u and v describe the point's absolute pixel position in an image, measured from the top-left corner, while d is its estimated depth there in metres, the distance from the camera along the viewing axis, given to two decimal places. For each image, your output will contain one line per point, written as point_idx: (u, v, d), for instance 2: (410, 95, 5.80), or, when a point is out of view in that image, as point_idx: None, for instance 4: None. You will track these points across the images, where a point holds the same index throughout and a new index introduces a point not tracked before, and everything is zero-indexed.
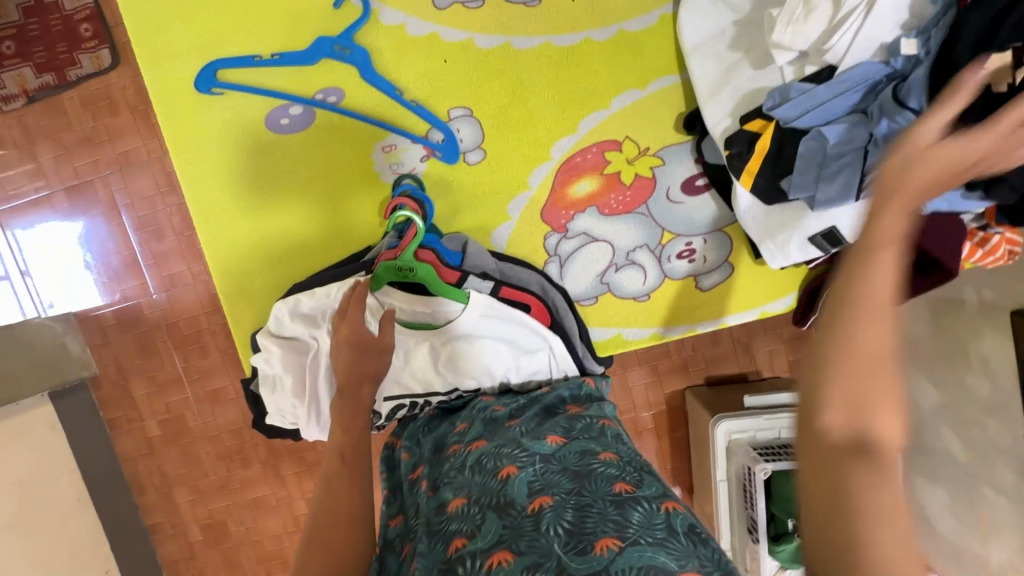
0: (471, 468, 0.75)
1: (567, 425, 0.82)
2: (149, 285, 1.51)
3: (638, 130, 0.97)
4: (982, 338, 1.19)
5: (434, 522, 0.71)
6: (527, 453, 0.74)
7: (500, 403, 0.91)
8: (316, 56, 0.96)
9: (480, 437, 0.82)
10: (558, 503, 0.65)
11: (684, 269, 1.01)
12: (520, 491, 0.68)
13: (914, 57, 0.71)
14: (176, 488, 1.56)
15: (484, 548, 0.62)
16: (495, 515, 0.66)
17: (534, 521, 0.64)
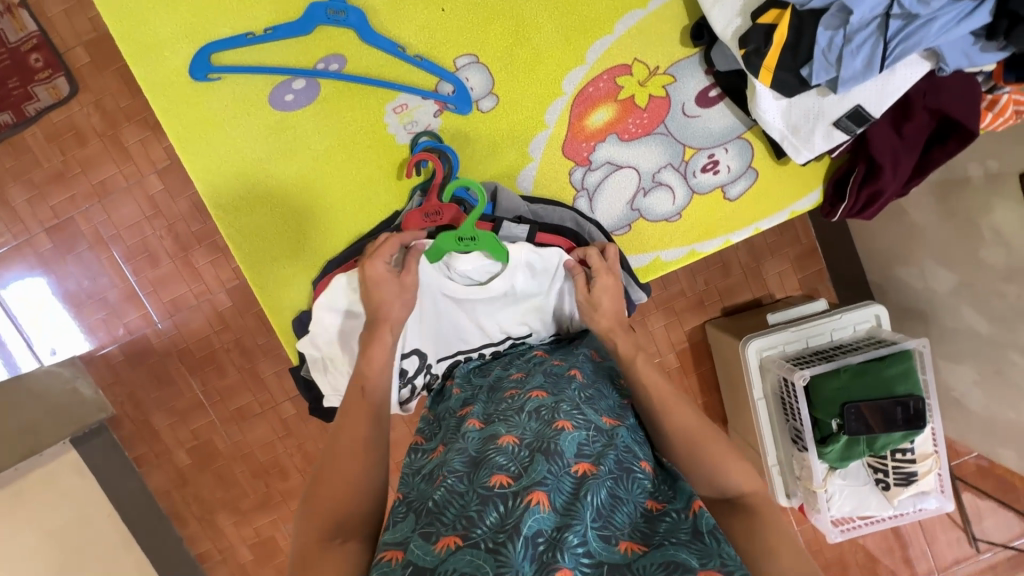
0: (529, 412, 0.75)
1: (619, 410, 0.83)
2: (151, 312, 1.78)
3: (646, 50, 0.97)
4: (992, 209, 1.23)
5: (477, 451, 0.72)
6: (585, 416, 0.75)
7: (558, 360, 0.91)
8: (310, 25, 0.92)
9: (538, 387, 0.82)
10: (601, 477, 0.67)
11: (711, 181, 1.02)
12: (569, 448, 0.69)
13: None
14: (210, 478, 1.88)
15: (525, 487, 0.63)
16: (543, 459, 0.67)
17: (575, 482, 0.65)
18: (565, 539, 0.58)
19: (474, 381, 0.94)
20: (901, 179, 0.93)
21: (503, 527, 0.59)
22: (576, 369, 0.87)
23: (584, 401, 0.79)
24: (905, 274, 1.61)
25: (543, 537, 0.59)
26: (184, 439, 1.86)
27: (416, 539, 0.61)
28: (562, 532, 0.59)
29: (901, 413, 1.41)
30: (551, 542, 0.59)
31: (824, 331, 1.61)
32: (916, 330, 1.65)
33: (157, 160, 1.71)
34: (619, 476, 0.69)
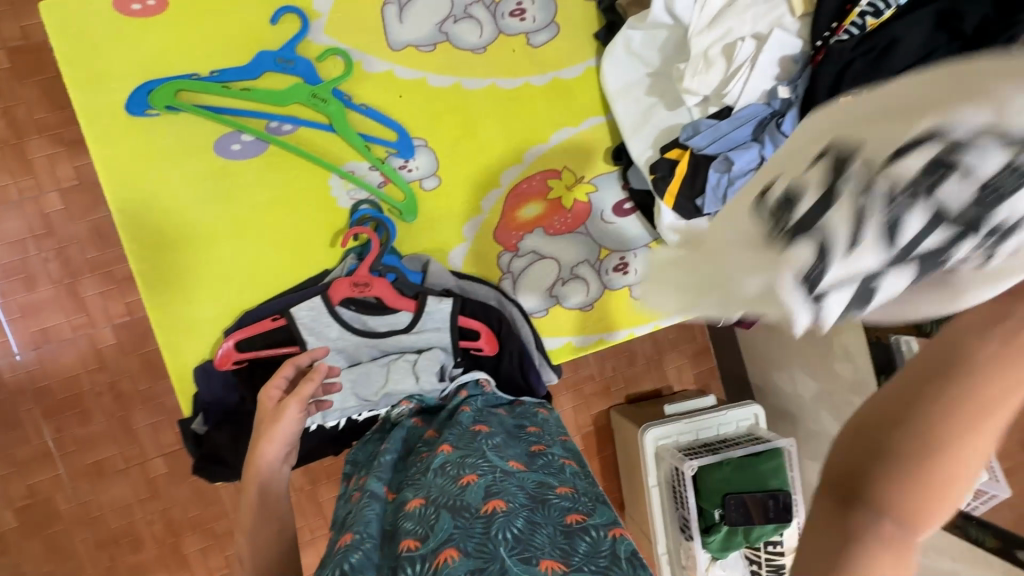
0: (434, 471, 0.74)
1: (530, 454, 0.82)
2: (14, 341, 1.58)
3: (575, 161, 1.12)
4: (841, 330, 1.48)
5: (388, 523, 0.69)
6: (489, 461, 0.74)
7: (468, 408, 0.90)
8: (259, 69, 0.97)
9: (447, 443, 0.81)
10: (512, 512, 0.65)
11: (621, 280, 1.15)
12: (475, 496, 0.67)
13: (787, 100, 0.89)
14: (41, 548, 1.59)
15: (434, 548, 0.61)
16: (449, 515, 0.65)
17: (484, 525, 0.63)
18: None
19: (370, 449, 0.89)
20: None
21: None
22: (484, 423, 0.87)
23: (490, 449, 0.78)
24: (779, 379, 1.84)
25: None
26: (16, 496, 1.58)
27: None
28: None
29: (771, 506, 1.54)
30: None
31: (711, 426, 1.76)
32: (787, 430, 1.86)
33: (63, 179, 1.60)
34: (535, 507, 0.68)
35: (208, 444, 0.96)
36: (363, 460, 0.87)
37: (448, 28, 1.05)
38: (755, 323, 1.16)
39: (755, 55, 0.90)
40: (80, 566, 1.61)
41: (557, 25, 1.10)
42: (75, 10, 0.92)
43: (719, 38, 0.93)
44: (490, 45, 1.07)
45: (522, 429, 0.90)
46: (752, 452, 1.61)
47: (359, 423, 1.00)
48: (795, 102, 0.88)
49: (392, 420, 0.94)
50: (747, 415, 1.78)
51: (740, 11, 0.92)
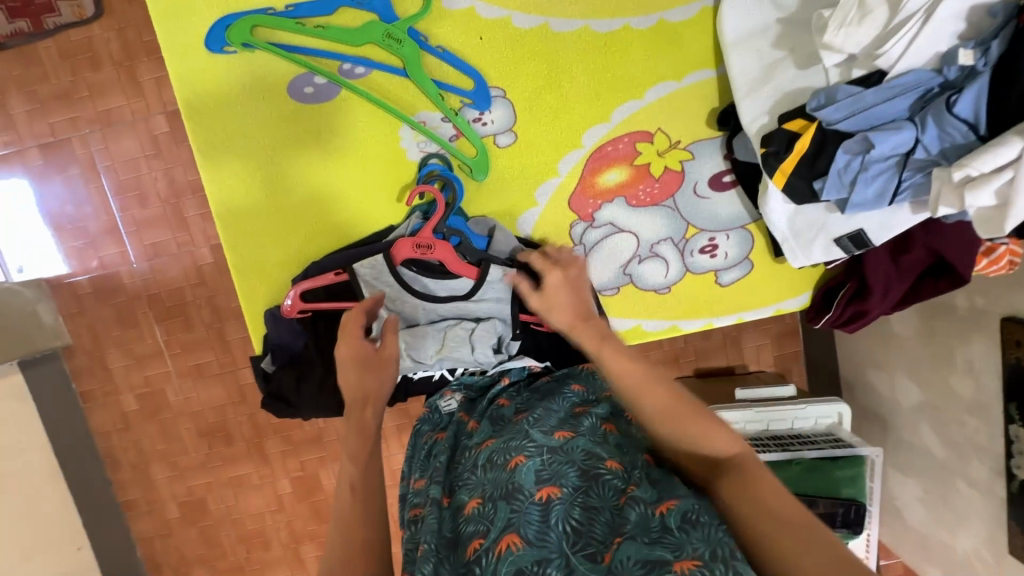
0: (483, 465, 0.75)
1: (574, 413, 0.81)
2: (130, 253, 1.75)
3: (672, 123, 0.97)
4: (969, 341, 1.26)
5: (450, 527, 0.71)
6: (534, 441, 0.74)
7: (504, 399, 0.92)
8: (333, 3, 0.91)
9: (489, 436, 0.81)
10: (565, 499, 0.66)
11: (706, 263, 1.03)
12: (527, 479, 0.69)
13: (968, 67, 0.69)
14: (154, 432, 1.84)
15: (499, 537, 0.64)
16: (505, 504, 0.67)
17: (541, 512, 0.65)
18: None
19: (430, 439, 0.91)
20: (889, 303, 0.94)
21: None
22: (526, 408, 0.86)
23: (533, 426, 0.77)
24: (875, 379, 1.64)
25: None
26: (136, 385, 1.82)
27: None
28: (542, 569, 0.60)
29: (841, 514, 1.43)
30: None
31: (786, 418, 1.63)
32: (873, 434, 1.68)
33: (168, 103, 1.69)
34: (588, 486, 0.68)
35: (276, 382, 1.01)
36: (420, 451, 0.90)
37: None
38: (860, 329, 1.00)
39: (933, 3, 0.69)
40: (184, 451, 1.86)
41: None
42: None
43: None
44: None
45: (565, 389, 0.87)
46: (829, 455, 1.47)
47: (414, 382, 1.03)
48: (982, 71, 0.67)
49: (442, 412, 0.94)
50: (831, 412, 1.61)
51: None
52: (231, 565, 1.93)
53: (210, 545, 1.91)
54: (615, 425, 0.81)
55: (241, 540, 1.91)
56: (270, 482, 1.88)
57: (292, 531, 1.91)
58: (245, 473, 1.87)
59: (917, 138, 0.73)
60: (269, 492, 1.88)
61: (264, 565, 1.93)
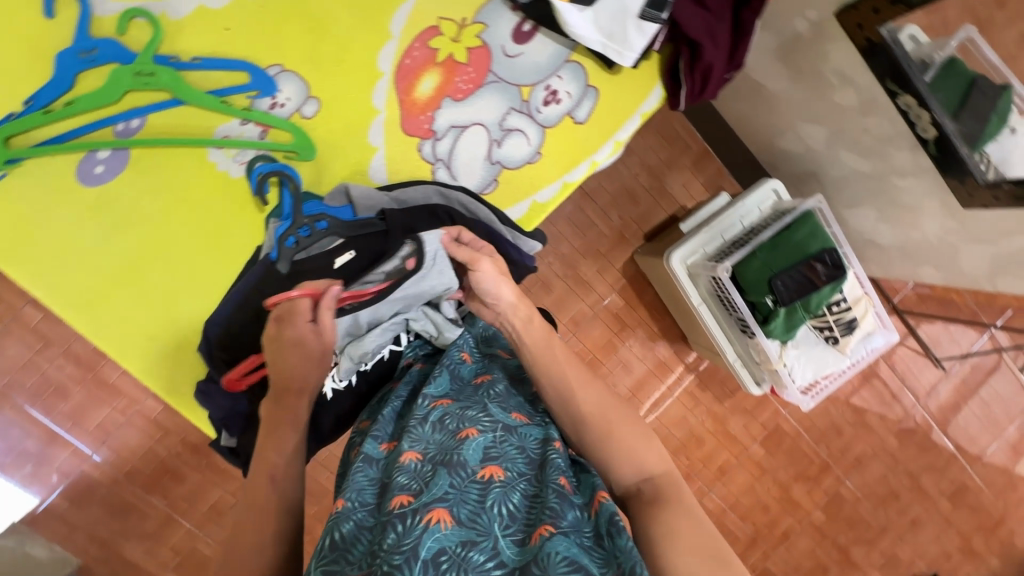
0: (433, 424, 0.72)
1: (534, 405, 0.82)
2: (83, 447, 1.72)
3: (447, 6, 0.96)
4: (828, 54, 1.29)
5: (389, 476, 0.69)
6: (490, 417, 0.72)
7: (468, 354, 0.87)
8: (67, 73, 0.85)
9: (445, 394, 0.78)
10: (507, 484, 0.65)
11: (557, 111, 1.02)
12: (474, 455, 0.66)
13: None
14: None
15: (424, 503, 0.61)
16: (445, 473, 0.64)
17: (479, 491, 0.63)
18: (469, 559, 0.58)
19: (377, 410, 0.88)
20: (723, 46, 0.97)
21: (400, 547, 0.57)
22: (486, 376, 0.83)
23: (491, 400, 0.76)
24: (786, 144, 1.68)
25: (446, 556, 0.57)
26: (167, 559, 1.83)
27: (318, 571, 0.61)
28: (465, 549, 0.58)
29: (819, 267, 1.46)
30: (454, 560, 0.57)
31: (733, 222, 1.66)
32: (814, 191, 1.72)
33: (24, 291, 1.63)
34: (534, 477, 0.68)
35: (244, 450, 0.97)
36: (381, 404, 0.88)
37: None
38: (718, 87, 1.03)
39: None
40: None
41: None
42: None
43: None
44: None
45: (519, 378, 0.87)
46: (782, 227, 1.51)
47: (372, 373, 0.98)
48: None
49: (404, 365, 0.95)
50: (767, 193, 1.66)
51: None
52: None
53: None
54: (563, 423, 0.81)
55: None
56: None
57: None
58: None
59: None
60: None
61: None
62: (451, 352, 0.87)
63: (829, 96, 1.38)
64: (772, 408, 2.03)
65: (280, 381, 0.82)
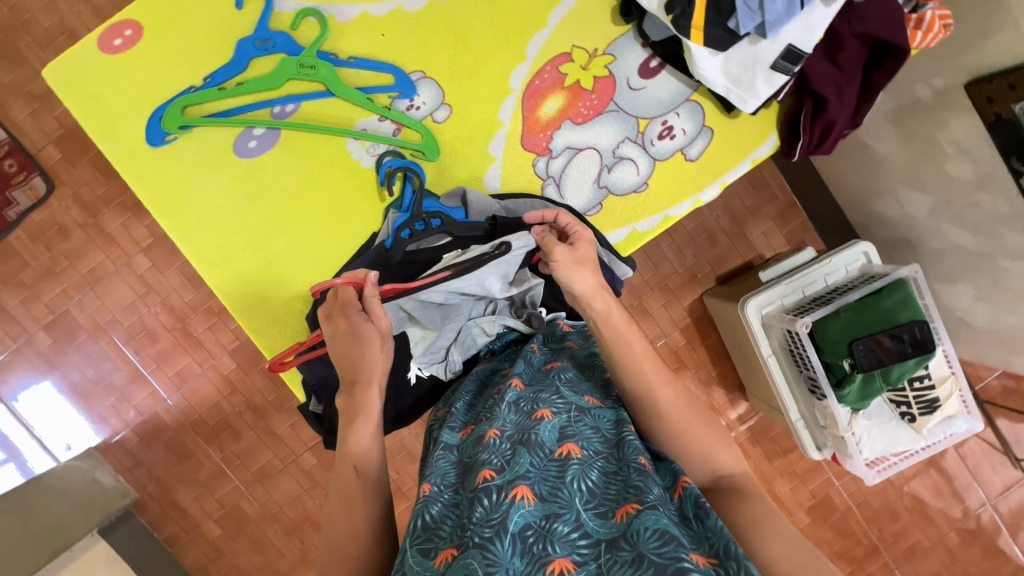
0: (508, 405, 0.74)
1: (603, 387, 0.84)
2: (161, 390, 1.87)
3: (581, 36, 1.02)
4: (947, 123, 1.27)
5: (469, 454, 0.71)
6: (563, 399, 0.74)
7: (537, 346, 0.92)
8: (244, 58, 0.97)
9: (519, 377, 0.81)
10: (585, 460, 0.66)
11: (669, 146, 1.05)
12: (551, 435, 0.68)
13: None
14: (240, 546, 1.95)
15: (508, 480, 0.62)
16: (524, 452, 0.66)
17: (560, 468, 0.65)
18: (554, 530, 0.59)
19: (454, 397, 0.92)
20: (849, 105, 0.97)
21: (489, 522, 0.59)
22: (555, 364, 0.86)
23: (564, 384, 0.78)
24: (883, 208, 1.64)
25: (532, 530, 0.59)
26: (211, 509, 1.94)
27: (413, 552, 0.62)
28: (550, 522, 0.60)
29: (907, 339, 1.41)
30: (539, 533, 0.59)
31: (817, 278, 1.63)
32: (905, 259, 1.66)
33: (140, 240, 1.81)
34: (610, 455, 0.69)
35: (328, 419, 1.03)
36: (457, 393, 0.91)
37: None
38: (835, 144, 1.02)
39: None
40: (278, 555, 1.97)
41: None
42: (77, 67, 0.97)
43: None
44: None
45: (590, 366, 0.89)
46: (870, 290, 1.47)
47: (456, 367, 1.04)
48: None
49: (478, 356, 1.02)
50: (856, 255, 1.61)
51: None
52: None
53: None
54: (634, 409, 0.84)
55: None
56: None
57: None
58: None
59: None
60: None
61: None
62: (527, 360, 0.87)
63: (941, 165, 1.35)
64: (824, 477, 1.93)
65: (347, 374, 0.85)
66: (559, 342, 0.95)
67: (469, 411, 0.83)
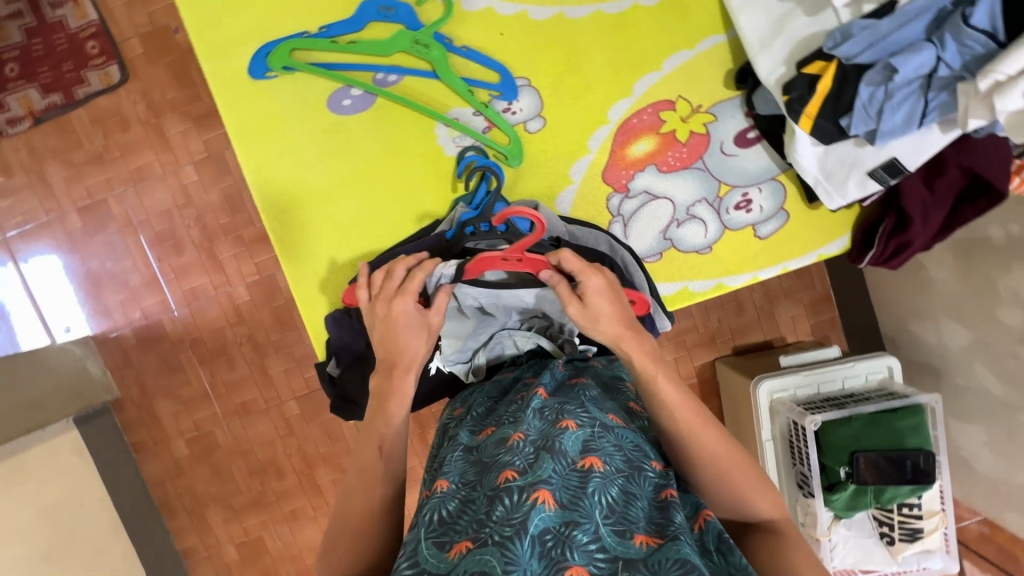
0: (533, 411, 0.75)
1: (628, 410, 0.84)
2: (171, 301, 1.88)
3: (690, 89, 1.02)
4: (1011, 271, 1.26)
5: (489, 454, 0.72)
6: (588, 413, 0.74)
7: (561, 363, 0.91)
8: (363, 19, 0.98)
9: (544, 388, 0.82)
10: (606, 476, 0.67)
11: (743, 218, 1.06)
12: (574, 446, 0.69)
13: None
14: (204, 472, 1.96)
15: (531, 483, 0.63)
16: (548, 457, 0.67)
17: (581, 478, 0.66)
18: (573, 537, 0.60)
19: (473, 397, 0.93)
20: (931, 230, 0.97)
21: (510, 521, 0.60)
22: (581, 379, 0.87)
23: (590, 398, 0.79)
24: (919, 330, 1.63)
25: (551, 534, 0.60)
26: (185, 428, 1.95)
27: (428, 543, 0.63)
28: (569, 529, 0.60)
29: (909, 466, 1.41)
30: (558, 538, 0.60)
31: (835, 379, 1.62)
32: (927, 385, 1.66)
33: (194, 152, 1.82)
34: (631, 474, 0.70)
35: (341, 384, 1.04)
36: (479, 396, 0.91)
37: None
38: (906, 262, 1.02)
39: None
40: (236, 491, 1.97)
41: None
42: None
43: None
44: None
45: (616, 385, 0.89)
46: (887, 407, 1.46)
47: None
48: None
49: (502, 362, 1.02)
50: (880, 367, 1.61)
51: None
52: None
53: None
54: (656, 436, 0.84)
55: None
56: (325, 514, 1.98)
57: None
58: (298, 504, 1.97)
59: (938, 57, 0.76)
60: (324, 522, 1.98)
61: None
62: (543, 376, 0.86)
63: (993, 309, 1.33)
64: None
65: (387, 356, 0.84)
66: (583, 363, 0.95)
67: (491, 414, 0.84)
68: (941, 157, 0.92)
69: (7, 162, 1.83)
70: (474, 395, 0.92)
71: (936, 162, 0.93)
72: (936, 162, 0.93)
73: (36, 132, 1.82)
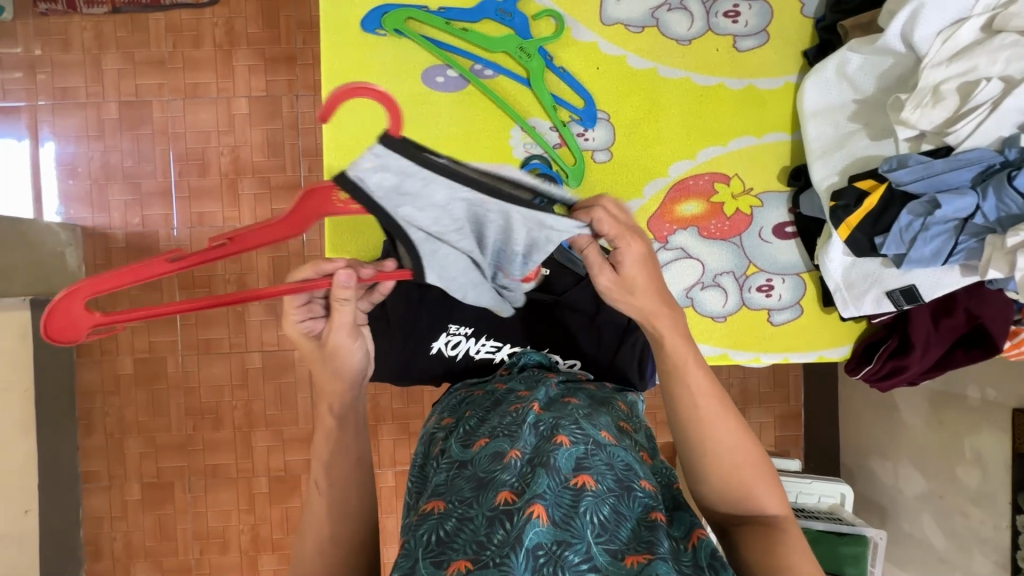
0: (527, 425, 0.75)
1: (618, 427, 0.81)
2: (176, 218, 1.85)
3: (747, 171, 1.10)
4: (978, 432, 1.32)
5: (483, 469, 0.71)
6: (582, 429, 0.74)
7: (555, 380, 0.89)
8: (480, 13, 1.04)
9: (538, 402, 0.81)
10: (599, 494, 0.68)
11: (762, 301, 1.12)
12: (568, 464, 0.69)
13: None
14: (139, 397, 1.86)
15: (526, 500, 0.65)
16: (543, 474, 0.67)
17: (574, 497, 0.67)
18: (565, 557, 0.62)
19: (468, 400, 0.92)
20: (927, 362, 1.04)
21: (507, 542, 0.62)
22: (573, 396, 0.85)
23: (584, 415, 0.78)
24: (879, 468, 1.67)
25: (544, 550, 0.62)
26: (137, 348, 1.85)
27: (425, 562, 0.63)
28: (562, 548, 0.62)
29: None
30: (551, 556, 0.62)
31: (791, 490, 1.64)
32: (872, 524, 1.68)
33: (253, 88, 1.84)
34: (621, 494, 0.70)
35: None
36: (478, 402, 0.88)
37: (661, 16, 1.08)
38: (896, 387, 1.08)
39: (999, 99, 0.84)
40: (165, 426, 1.86)
41: (768, 32, 1.09)
42: None
43: (957, 75, 0.87)
44: (695, 39, 1.08)
45: (612, 400, 0.88)
46: (833, 529, 1.48)
47: (474, 361, 1.06)
48: None
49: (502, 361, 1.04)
50: (834, 492, 1.63)
51: (993, 49, 0.84)
52: (179, 564, 1.88)
53: (164, 537, 1.87)
54: (652, 456, 0.82)
55: (198, 538, 1.88)
56: (246, 477, 1.88)
57: (255, 536, 1.88)
58: (223, 460, 1.87)
59: (977, 206, 0.85)
60: (244, 485, 1.88)
61: (216, 568, 1.89)
62: (538, 389, 0.85)
63: (954, 465, 1.38)
64: None
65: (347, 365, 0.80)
66: (577, 385, 0.91)
67: (482, 425, 0.81)
68: (952, 297, 1.00)
69: (68, 37, 1.81)
70: (469, 405, 0.89)
71: (947, 302, 1.02)
72: (948, 301, 1.02)
73: (108, 19, 1.81)
